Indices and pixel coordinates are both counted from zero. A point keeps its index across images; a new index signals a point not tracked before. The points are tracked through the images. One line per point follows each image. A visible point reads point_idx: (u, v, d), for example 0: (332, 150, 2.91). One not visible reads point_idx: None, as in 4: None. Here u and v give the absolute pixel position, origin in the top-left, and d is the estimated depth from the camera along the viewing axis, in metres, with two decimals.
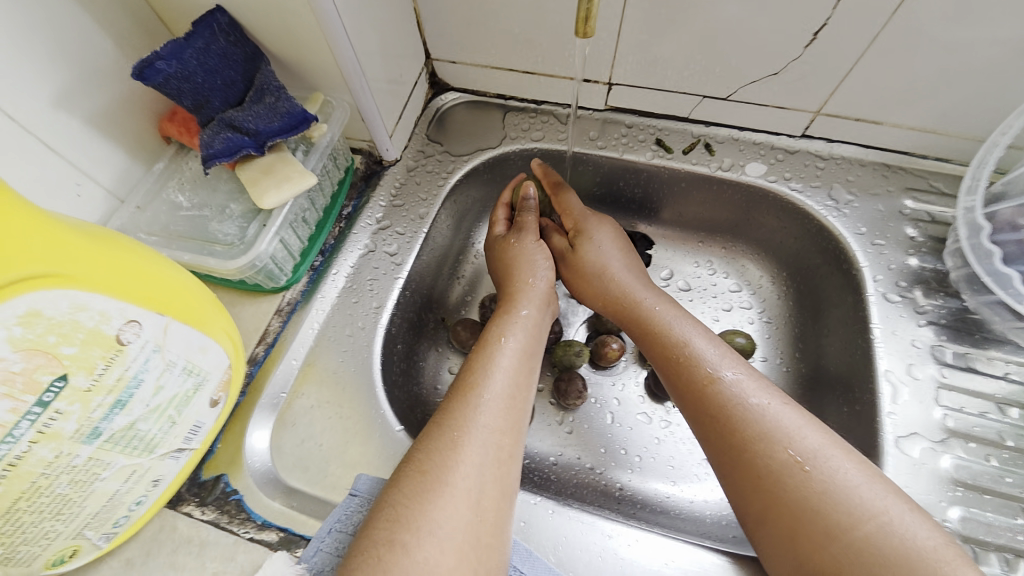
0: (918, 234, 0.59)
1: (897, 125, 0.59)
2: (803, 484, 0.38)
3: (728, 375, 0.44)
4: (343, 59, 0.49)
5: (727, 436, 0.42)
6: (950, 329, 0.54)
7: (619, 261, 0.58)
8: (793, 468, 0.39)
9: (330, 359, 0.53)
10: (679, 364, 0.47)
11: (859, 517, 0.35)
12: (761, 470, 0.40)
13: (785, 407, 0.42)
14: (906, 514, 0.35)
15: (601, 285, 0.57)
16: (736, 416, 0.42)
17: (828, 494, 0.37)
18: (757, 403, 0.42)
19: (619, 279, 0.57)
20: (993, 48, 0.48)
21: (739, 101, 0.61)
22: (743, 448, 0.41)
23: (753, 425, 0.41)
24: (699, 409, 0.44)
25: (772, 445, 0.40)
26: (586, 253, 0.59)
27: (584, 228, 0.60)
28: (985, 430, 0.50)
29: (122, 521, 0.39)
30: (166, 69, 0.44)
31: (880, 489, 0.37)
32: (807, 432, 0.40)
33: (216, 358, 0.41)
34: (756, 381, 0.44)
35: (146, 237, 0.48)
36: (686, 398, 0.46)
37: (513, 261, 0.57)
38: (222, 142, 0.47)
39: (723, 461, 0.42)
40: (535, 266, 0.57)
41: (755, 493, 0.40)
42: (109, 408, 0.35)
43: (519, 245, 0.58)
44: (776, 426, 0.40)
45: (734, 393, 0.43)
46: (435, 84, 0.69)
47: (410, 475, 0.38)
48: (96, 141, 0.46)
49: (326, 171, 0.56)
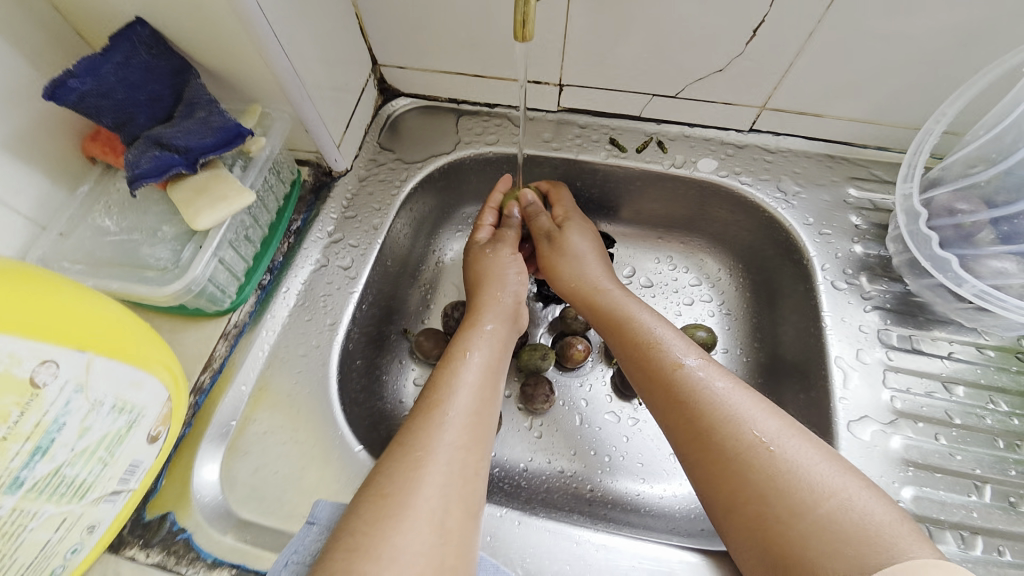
0: (862, 222, 0.61)
1: (838, 116, 0.60)
2: (768, 464, 0.38)
3: (692, 362, 0.45)
4: (278, 68, 0.47)
5: (694, 424, 0.42)
6: (895, 312, 0.56)
7: (586, 262, 0.58)
8: (759, 448, 0.39)
9: (283, 380, 0.51)
10: (645, 357, 0.48)
11: (821, 494, 0.36)
12: (728, 454, 0.40)
13: (745, 392, 0.43)
14: (863, 492, 0.36)
15: (577, 273, 0.57)
16: (701, 402, 0.42)
17: (792, 474, 0.37)
18: (722, 386, 0.43)
19: (583, 279, 0.57)
20: (921, 40, 0.50)
21: (688, 98, 0.61)
22: (709, 433, 0.41)
23: (720, 408, 0.41)
24: (666, 399, 0.44)
25: (738, 427, 0.40)
26: (570, 237, 0.60)
27: (572, 218, 0.61)
28: (933, 409, 0.52)
29: (57, 572, 0.38)
30: (80, 86, 0.41)
31: (838, 468, 0.38)
32: (768, 416, 0.41)
33: (153, 391, 0.39)
34: (718, 369, 0.45)
35: (72, 266, 0.45)
36: (653, 390, 0.46)
37: (484, 273, 0.56)
38: (149, 160, 0.44)
39: (690, 458, 0.42)
40: (501, 275, 0.56)
41: (721, 481, 0.39)
42: (28, 456, 0.32)
43: (494, 254, 0.58)
44: (739, 411, 0.41)
45: (698, 379, 0.44)
46: (384, 90, 0.67)
47: (369, 498, 0.37)
48: (9, 166, 0.43)
49: (269, 186, 0.54)
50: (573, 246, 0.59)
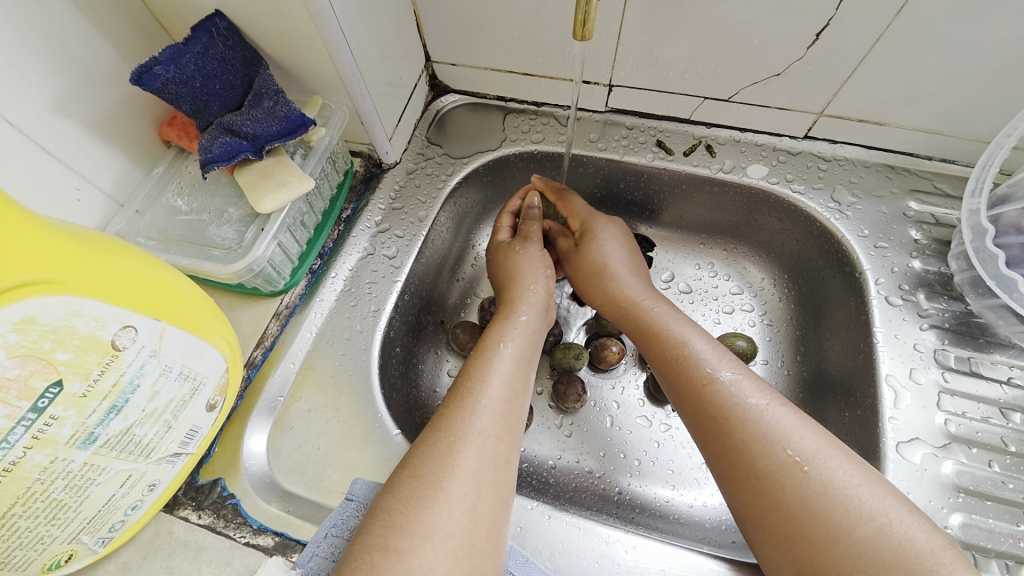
0: (921, 236, 0.58)
1: (901, 125, 0.58)
2: (802, 485, 0.37)
3: (726, 376, 0.43)
4: (341, 62, 0.49)
5: (725, 437, 0.41)
6: (954, 333, 0.54)
7: (619, 262, 0.58)
8: (793, 467, 0.38)
9: (328, 362, 0.53)
10: (675, 365, 0.46)
11: (858, 518, 0.35)
12: (759, 471, 0.38)
13: (784, 408, 0.41)
14: (904, 516, 0.35)
15: (606, 280, 0.57)
16: (735, 415, 0.41)
17: (827, 496, 0.36)
18: (757, 403, 0.41)
19: (618, 279, 0.56)
20: (1000, 48, 0.47)
21: (741, 102, 0.60)
22: (742, 448, 0.40)
23: (754, 424, 0.40)
24: (698, 409, 0.43)
25: (771, 446, 0.39)
26: (592, 246, 0.59)
27: (590, 226, 0.61)
28: (988, 435, 0.50)
29: (118, 525, 0.40)
30: (164, 73, 0.43)
31: (879, 491, 0.36)
32: (806, 434, 0.39)
33: (213, 362, 0.41)
34: (754, 383, 0.43)
35: (145, 241, 0.48)
36: (683, 400, 0.45)
37: (515, 269, 0.57)
38: (221, 146, 0.46)
39: (720, 468, 0.41)
40: (534, 270, 0.56)
41: (751, 495, 0.39)
42: (104, 413, 0.35)
43: (523, 253, 0.58)
44: (775, 427, 0.40)
45: (732, 394, 0.42)
46: (434, 86, 0.69)
47: (403, 480, 0.37)
48: (96, 145, 0.46)
49: (324, 175, 0.56)
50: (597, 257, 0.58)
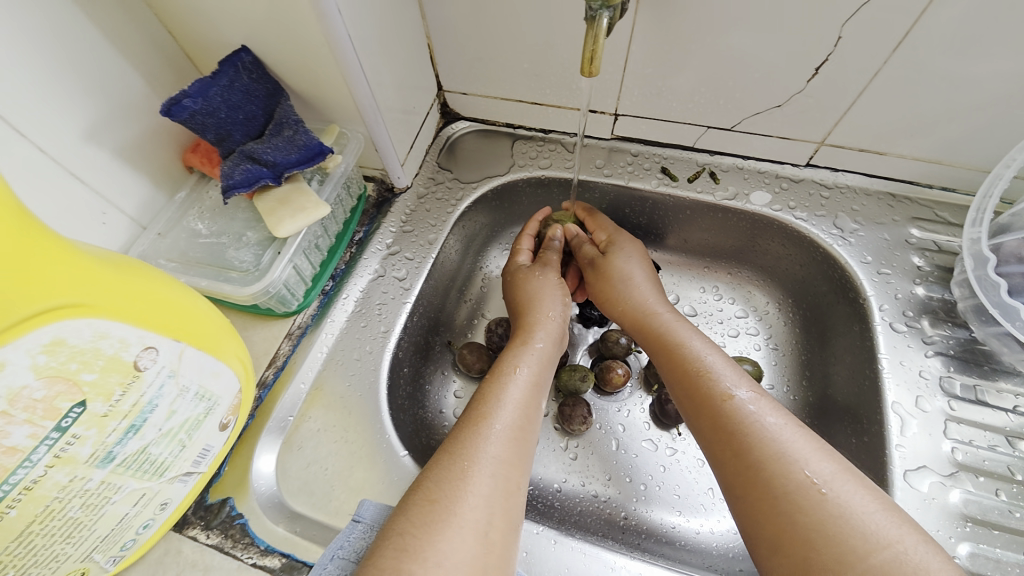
0: (924, 263, 0.59)
1: (901, 155, 0.59)
2: (819, 507, 0.37)
3: (744, 394, 0.44)
4: (358, 93, 0.51)
5: (743, 456, 0.41)
6: (959, 360, 0.54)
7: (641, 277, 0.59)
8: (810, 489, 0.38)
9: (338, 382, 0.54)
10: (693, 381, 0.47)
11: (875, 544, 0.34)
12: (777, 492, 0.38)
13: (798, 430, 0.41)
14: (919, 545, 0.34)
15: (622, 295, 0.58)
16: (751, 436, 0.41)
17: (843, 519, 0.36)
18: (773, 422, 0.42)
19: (635, 294, 0.58)
20: (996, 81, 0.49)
21: (743, 131, 0.62)
22: (758, 468, 0.40)
23: (771, 443, 0.40)
24: (716, 428, 0.43)
25: (787, 466, 0.39)
26: (615, 260, 0.60)
27: (618, 241, 0.62)
28: (996, 463, 0.49)
29: (129, 544, 0.40)
30: (192, 105, 0.45)
31: (894, 518, 0.36)
32: (820, 457, 0.39)
33: (228, 382, 0.42)
34: (771, 404, 0.43)
35: (166, 263, 0.50)
36: (701, 419, 0.45)
37: (535, 294, 0.58)
38: (242, 173, 0.48)
39: (733, 489, 0.41)
40: (551, 296, 0.58)
41: (766, 515, 0.38)
42: (123, 433, 0.36)
43: (543, 278, 0.59)
44: (789, 448, 0.40)
45: (749, 412, 0.42)
46: (446, 114, 0.71)
47: (418, 503, 0.38)
48: (123, 171, 0.48)
49: (339, 200, 0.58)
50: (617, 270, 0.59)
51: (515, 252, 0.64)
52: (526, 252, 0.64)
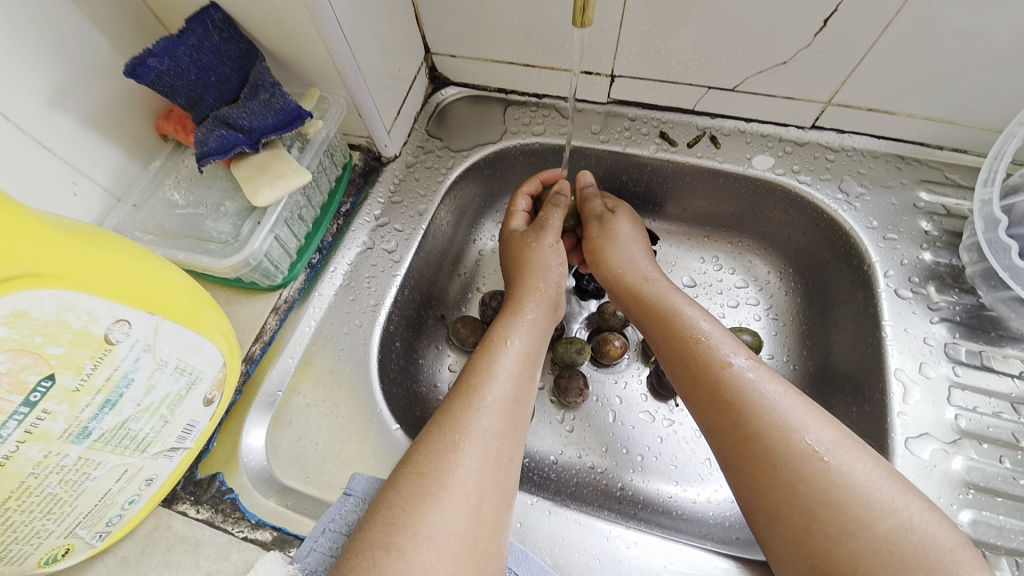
0: (932, 228, 0.56)
1: (912, 114, 0.56)
2: (822, 475, 0.36)
3: (741, 362, 0.43)
4: (337, 53, 0.49)
5: (743, 426, 0.39)
6: (964, 326, 0.52)
7: (638, 246, 0.58)
8: (811, 457, 0.36)
9: (327, 356, 0.53)
10: (690, 348, 0.45)
11: (879, 512, 0.34)
12: (777, 460, 0.37)
13: (797, 399, 0.40)
14: (925, 513, 0.34)
15: (626, 258, 0.56)
16: (750, 404, 0.40)
17: (846, 487, 0.35)
18: (773, 390, 0.40)
19: (634, 259, 0.56)
20: (1013, 34, 0.46)
21: (745, 92, 0.59)
22: (758, 437, 0.38)
23: (770, 411, 0.39)
24: (712, 398, 0.42)
25: (789, 434, 0.38)
26: (620, 220, 0.59)
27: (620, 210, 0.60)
28: (999, 431, 0.48)
29: (115, 520, 0.40)
30: (158, 66, 0.43)
31: (899, 486, 0.35)
32: (822, 425, 0.38)
33: (210, 357, 0.41)
34: (767, 371, 0.42)
35: (142, 235, 0.48)
36: (697, 389, 0.43)
37: (528, 263, 0.56)
38: (216, 139, 0.46)
39: (734, 460, 0.40)
40: (546, 269, 0.55)
41: (769, 479, 0.37)
42: (99, 408, 0.34)
43: (538, 245, 0.56)
44: (789, 416, 0.39)
45: (749, 380, 0.41)
46: (434, 79, 0.68)
47: (407, 476, 0.37)
48: (92, 139, 0.46)
49: (322, 168, 0.56)
50: (621, 231, 0.58)
51: (512, 212, 0.61)
52: (520, 214, 0.61)
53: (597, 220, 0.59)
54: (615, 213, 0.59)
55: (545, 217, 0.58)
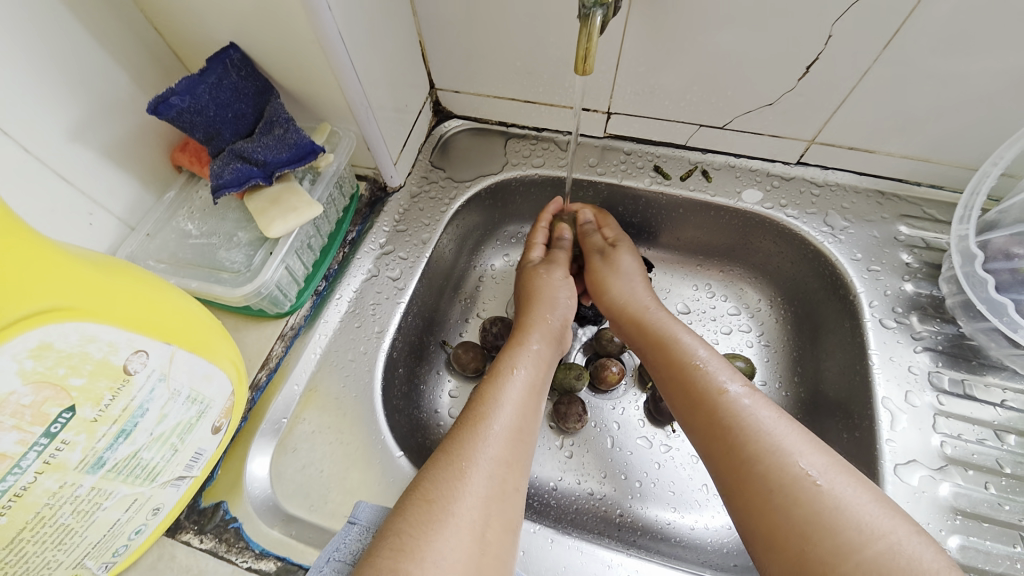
0: (913, 260, 0.60)
1: (890, 153, 0.60)
2: (815, 499, 0.37)
3: (737, 389, 0.44)
4: (350, 92, 0.51)
5: (739, 452, 0.41)
6: (947, 355, 0.55)
7: (643, 285, 0.59)
8: (805, 482, 0.38)
9: (332, 383, 0.54)
10: (687, 376, 0.47)
11: (869, 535, 0.35)
12: (773, 485, 0.38)
13: (790, 425, 0.42)
14: (913, 536, 0.35)
15: (626, 291, 0.58)
16: (746, 429, 0.41)
17: (839, 511, 0.36)
18: (767, 416, 0.42)
19: (637, 293, 0.58)
20: (978, 82, 0.50)
21: (734, 130, 0.62)
22: (754, 461, 0.40)
23: (766, 437, 0.40)
24: (709, 423, 0.44)
25: (783, 459, 0.39)
26: (624, 254, 0.62)
27: (622, 241, 0.63)
28: (983, 457, 0.50)
29: (122, 550, 0.40)
30: (179, 103, 0.45)
31: (887, 510, 0.36)
32: (814, 451, 0.40)
33: (220, 385, 0.42)
34: (762, 399, 0.44)
35: (154, 264, 0.49)
36: (694, 416, 0.45)
37: (539, 292, 0.58)
38: (231, 172, 0.48)
39: (731, 486, 0.41)
40: (553, 300, 0.58)
41: (765, 505, 0.38)
42: (114, 438, 0.35)
43: (548, 277, 0.60)
44: (784, 442, 0.40)
45: (743, 406, 0.43)
46: (438, 112, 0.71)
47: (414, 503, 0.38)
48: (110, 171, 0.48)
49: (331, 199, 0.57)
50: (623, 264, 0.61)
51: (529, 247, 0.65)
52: (539, 247, 0.65)
53: (600, 255, 0.62)
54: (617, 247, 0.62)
55: (552, 257, 0.62)
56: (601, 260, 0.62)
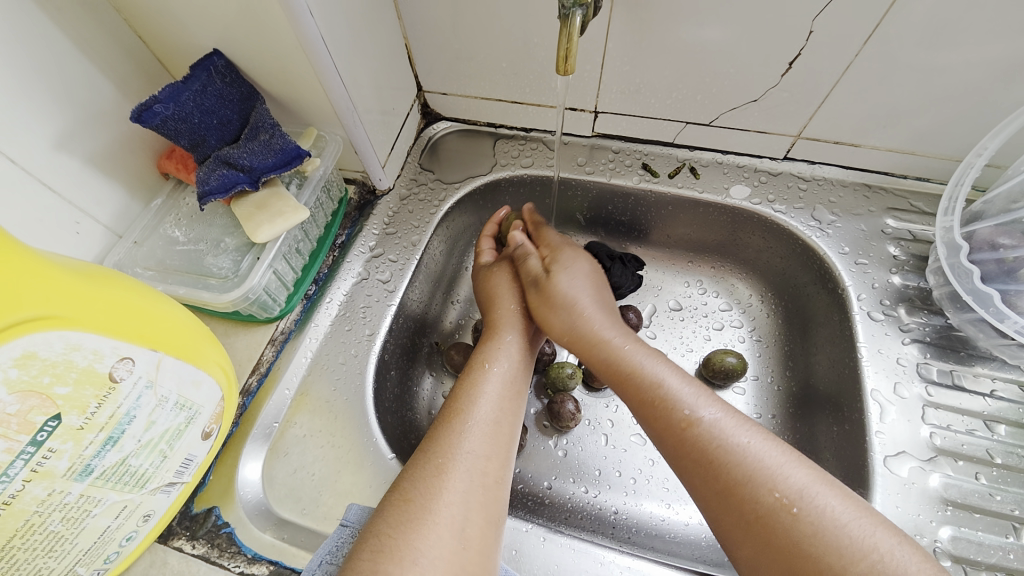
0: (900, 253, 0.60)
1: (875, 147, 0.60)
2: (791, 528, 0.37)
3: (708, 416, 0.43)
4: (335, 96, 0.51)
5: (715, 485, 0.40)
6: (935, 346, 0.55)
7: (589, 296, 0.54)
8: (780, 511, 0.37)
9: (323, 386, 0.54)
10: (653, 408, 0.45)
11: (851, 557, 0.35)
12: (748, 517, 0.38)
13: (765, 444, 0.40)
14: (896, 549, 0.35)
15: (569, 319, 0.52)
16: (717, 458, 0.40)
17: (817, 538, 0.36)
18: (742, 443, 0.40)
19: (590, 317, 0.52)
20: (961, 73, 0.50)
21: (721, 126, 0.63)
22: (729, 492, 0.39)
23: (738, 468, 0.39)
24: (680, 457, 0.43)
25: (757, 489, 0.39)
26: (559, 281, 0.54)
27: (561, 256, 0.56)
28: (974, 448, 0.50)
29: (113, 557, 0.40)
30: (164, 111, 0.45)
31: (869, 523, 0.36)
32: (794, 467, 0.39)
33: (209, 391, 0.42)
34: (735, 420, 0.42)
35: (143, 271, 0.49)
36: (665, 445, 0.44)
37: (498, 294, 0.58)
38: (217, 179, 0.48)
39: (712, 509, 0.41)
40: (516, 294, 0.57)
41: (745, 534, 0.38)
42: (101, 445, 0.35)
43: (504, 279, 0.58)
44: (759, 469, 0.39)
45: (715, 436, 0.41)
46: (426, 114, 0.71)
47: (392, 502, 0.38)
48: (96, 179, 0.48)
49: (319, 204, 0.58)
50: (563, 295, 0.53)
51: (479, 253, 0.65)
52: (490, 252, 0.64)
53: (533, 286, 0.55)
54: (551, 276, 0.54)
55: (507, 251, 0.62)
56: (537, 294, 0.55)
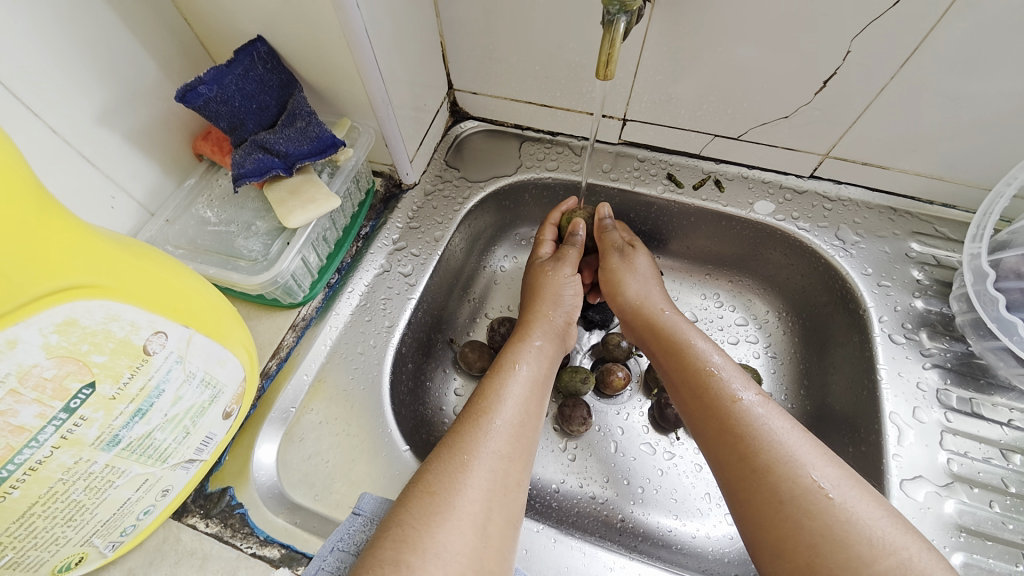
0: (924, 277, 0.60)
1: (904, 170, 0.60)
2: (826, 511, 0.37)
3: (751, 397, 0.44)
4: (372, 88, 0.52)
5: (751, 462, 0.41)
6: (955, 373, 0.55)
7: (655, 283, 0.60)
8: (816, 494, 0.38)
9: (340, 375, 0.54)
10: (701, 384, 0.47)
11: (880, 550, 0.35)
12: (783, 496, 0.38)
13: (802, 435, 0.41)
14: (924, 552, 0.35)
15: (643, 291, 0.58)
16: (758, 438, 0.41)
17: (850, 524, 0.36)
18: (780, 427, 0.42)
19: (647, 301, 0.57)
20: (998, 102, 0.50)
21: (748, 141, 0.63)
22: (765, 472, 0.40)
23: (777, 447, 0.40)
24: (721, 435, 0.43)
25: (794, 470, 0.39)
26: (639, 257, 0.61)
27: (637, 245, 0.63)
28: (989, 475, 0.50)
29: (129, 530, 0.40)
30: (207, 93, 0.46)
31: (900, 525, 0.36)
32: (824, 463, 0.39)
33: (234, 370, 0.42)
34: (775, 408, 0.44)
35: (173, 249, 0.50)
36: (708, 423, 0.45)
37: (543, 287, 0.59)
38: (253, 162, 0.49)
39: (739, 496, 0.41)
40: (559, 297, 0.58)
41: (773, 517, 0.38)
42: (130, 416, 0.35)
43: (554, 274, 0.59)
44: (796, 452, 0.40)
45: (758, 415, 0.43)
46: (455, 112, 0.72)
47: (416, 495, 0.38)
48: (134, 156, 0.49)
49: (348, 194, 0.58)
50: (640, 265, 0.61)
51: (537, 242, 0.65)
52: (547, 243, 0.65)
53: (618, 253, 0.61)
54: (635, 248, 0.62)
55: (563, 254, 0.61)
56: (619, 259, 0.61)
